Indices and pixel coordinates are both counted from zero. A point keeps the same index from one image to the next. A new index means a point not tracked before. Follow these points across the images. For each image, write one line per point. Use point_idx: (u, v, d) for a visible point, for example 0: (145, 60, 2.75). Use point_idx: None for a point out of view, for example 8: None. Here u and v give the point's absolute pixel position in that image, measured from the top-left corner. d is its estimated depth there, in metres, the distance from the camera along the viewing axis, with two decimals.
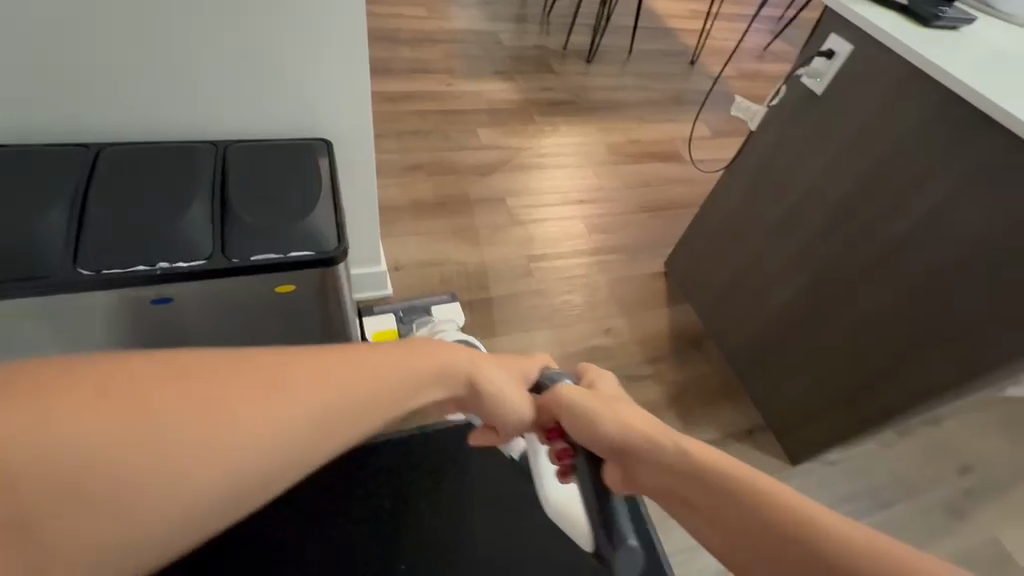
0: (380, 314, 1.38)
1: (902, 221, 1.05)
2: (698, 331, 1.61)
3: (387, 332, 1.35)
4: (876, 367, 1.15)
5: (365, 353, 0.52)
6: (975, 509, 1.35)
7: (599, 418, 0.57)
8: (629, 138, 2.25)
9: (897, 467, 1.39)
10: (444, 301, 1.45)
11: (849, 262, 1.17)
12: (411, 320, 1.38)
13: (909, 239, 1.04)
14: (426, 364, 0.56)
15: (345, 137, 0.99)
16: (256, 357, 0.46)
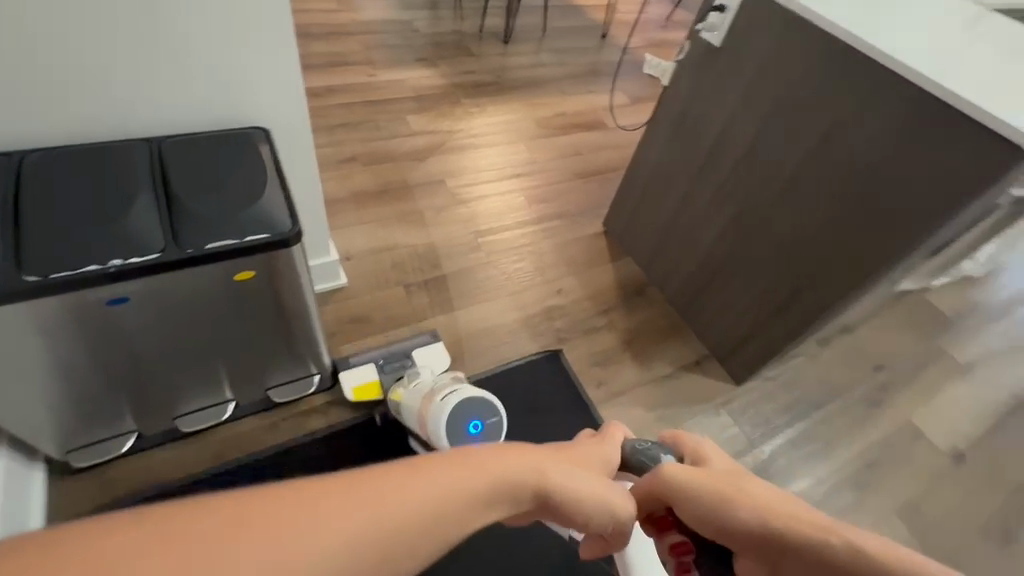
0: (360, 364, 1.29)
1: (799, 150, 1.20)
2: (642, 280, 1.72)
3: (368, 385, 1.25)
4: (792, 283, 1.30)
5: (436, 470, 0.41)
6: (889, 397, 1.57)
7: (703, 513, 0.53)
8: (554, 112, 2.34)
9: (824, 373, 1.58)
10: (426, 343, 1.36)
11: (762, 195, 1.31)
12: (393, 367, 1.29)
13: (807, 167, 1.19)
14: (494, 472, 0.46)
15: (282, 122, 1.00)
16: (313, 484, 0.35)
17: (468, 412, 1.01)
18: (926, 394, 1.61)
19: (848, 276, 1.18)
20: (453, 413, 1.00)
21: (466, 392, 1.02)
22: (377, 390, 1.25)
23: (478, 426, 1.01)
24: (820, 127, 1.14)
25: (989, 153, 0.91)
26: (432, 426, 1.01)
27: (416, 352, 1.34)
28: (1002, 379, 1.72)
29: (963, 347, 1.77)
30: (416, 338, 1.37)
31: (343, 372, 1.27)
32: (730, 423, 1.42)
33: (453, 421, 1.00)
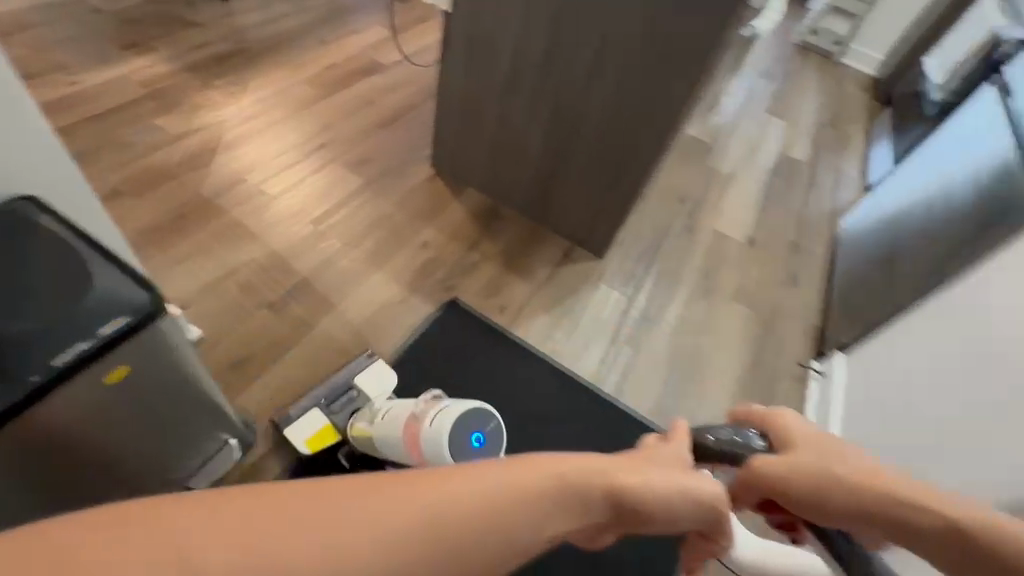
0: (302, 414, 1.19)
1: (585, 42, 1.33)
2: (490, 204, 1.80)
3: (321, 432, 1.18)
4: (615, 161, 1.49)
5: (477, 477, 0.31)
6: (699, 220, 1.99)
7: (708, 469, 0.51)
8: (322, 65, 2.13)
9: (651, 222, 1.92)
10: (364, 363, 1.28)
11: (566, 88, 1.43)
12: (339, 404, 1.23)
13: (597, 50, 1.33)
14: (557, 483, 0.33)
15: (37, 161, 0.75)
16: (332, 484, 0.27)
17: (468, 428, 0.94)
18: (717, 206, 2.08)
19: (655, 141, 1.39)
20: (455, 431, 0.92)
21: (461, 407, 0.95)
22: (332, 434, 1.19)
23: (483, 441, 0.95)
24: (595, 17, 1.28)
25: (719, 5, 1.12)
26: (432, 453, 0.93)
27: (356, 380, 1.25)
28: (754, 175, 2.30)
29: (724, 163, 2.30)
30: (352, 364, 1.28)
31: (286, 429, 1.17)
32: (610, 292, 1.66)
33: (454, 439, 0.92)
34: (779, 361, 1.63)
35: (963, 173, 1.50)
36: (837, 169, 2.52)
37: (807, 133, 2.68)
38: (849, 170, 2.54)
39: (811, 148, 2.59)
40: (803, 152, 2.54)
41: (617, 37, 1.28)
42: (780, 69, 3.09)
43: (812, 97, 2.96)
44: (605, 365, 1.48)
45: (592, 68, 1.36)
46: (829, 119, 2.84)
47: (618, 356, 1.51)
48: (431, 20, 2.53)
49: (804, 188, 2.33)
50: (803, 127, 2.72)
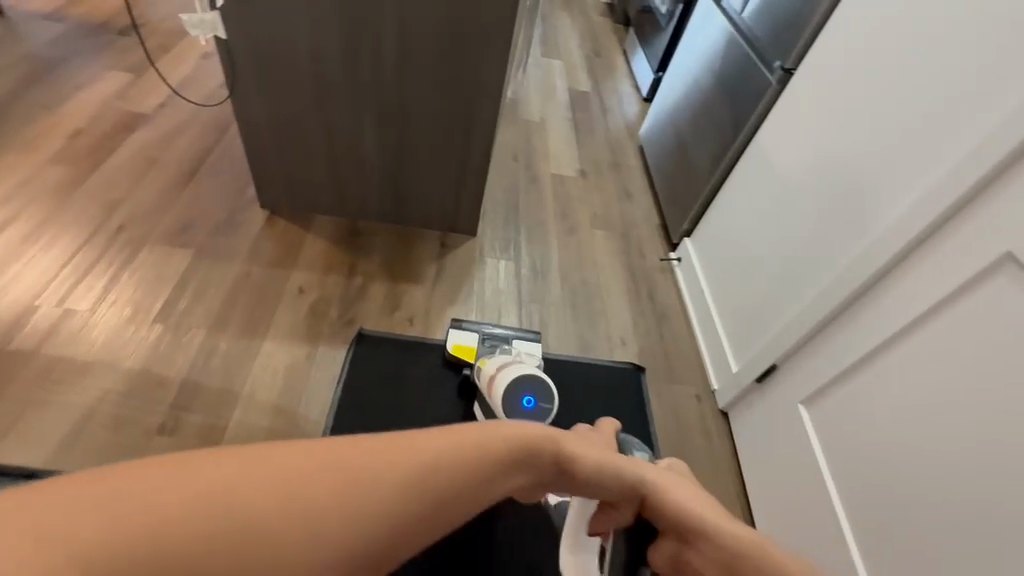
0: (465, 328, 1.40)
1: (388, 40, 1.32)
2: (346, 225, 1.71)
3: (465, 348, 1.35)
4: (455, 144, 1.52)
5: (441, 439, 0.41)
6: (535, 171, 2.16)
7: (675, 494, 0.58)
8: (63, 138, 1.74)
9: (499, 188, 2.03)
10: (526, 333, 1.37)
11: (383, 85, 1.40)
12: (489, 344, 1.34)
13: (402, 41, 1.32)
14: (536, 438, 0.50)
15: None
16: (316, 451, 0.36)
17: (522, 389, 1.08)
18: (544, 153, 2.27)
19: (485, 114, 1.44)
20: (508, 390, 1.07)
21: (523, 371, 1.09)
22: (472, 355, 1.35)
23: (532, 400, 1.06)
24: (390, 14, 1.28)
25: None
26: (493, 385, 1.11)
27: (517, 340, 1.35)
28: (559, 116, 2.53)
29: (532, 113, 2.49)
30: (523, 331, 1.38)
31: (452, 328, 1.41)
32: (497, 262, 1.73)
33: (509, 395, 1.07)
34: (646, 263, 1.91)
35: (711, 64, 1.85)
36: (616, 89, 2.89)
37: (581, 65, 3.00)
38: (625, 88, 2.93)
39: (589, 77, 2.92)
40: (586, 83, 2.85)
41: (418, 27, 1.29)
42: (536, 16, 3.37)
43: (571, 33, 3.30)
44: (524, 328, 1.57)
45: (405, 64, 1.36)
46: (592, 48, 3.21)
47: (530, 315, 1.62)
48: (175, 47, 2.19)
49: (600, 113, 2.64)
50: (576, 61, 3.03)
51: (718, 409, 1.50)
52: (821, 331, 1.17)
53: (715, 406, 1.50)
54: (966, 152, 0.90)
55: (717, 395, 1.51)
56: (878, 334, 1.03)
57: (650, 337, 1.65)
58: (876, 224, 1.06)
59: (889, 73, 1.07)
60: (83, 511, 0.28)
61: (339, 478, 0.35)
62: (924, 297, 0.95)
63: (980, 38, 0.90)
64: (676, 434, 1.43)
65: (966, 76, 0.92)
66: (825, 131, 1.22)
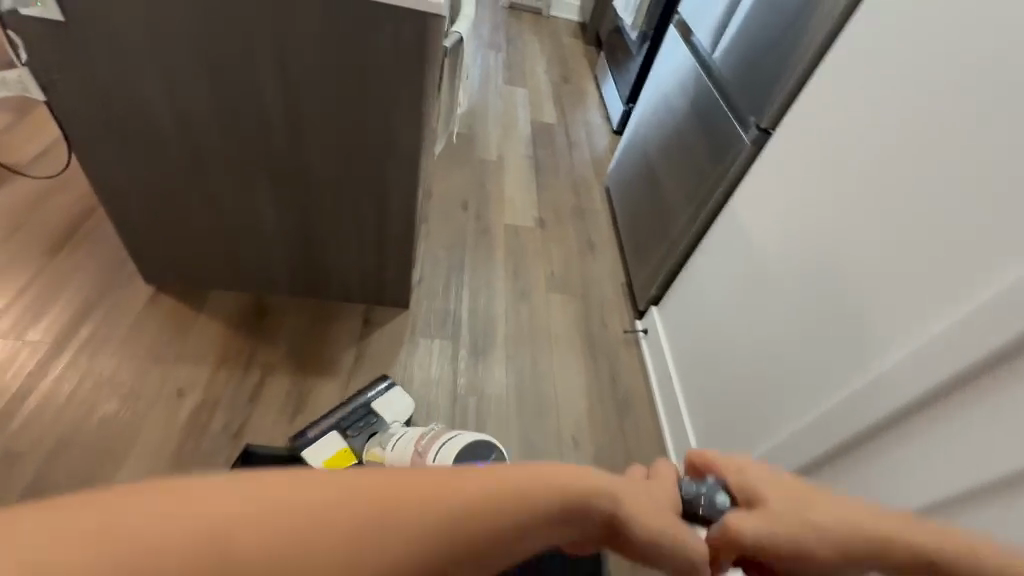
0: (321, 436, 1.14)
1: (269, 99, 1.07)
2: (251, 300, 1.47)
3: (338, 456, 1.11)
4: (370, 210, 1.29)
5: (510, 475, 0.41)
6: (487, 222, 1.91)
7: (805, 509, 0.50)
8: None
9: (442, 245, 1.78)
10: (382, 389, 1.26)
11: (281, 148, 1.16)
12: (357, 427, 1.18)
13: (295, 98, 1.07)
14: (419, 494, 0.36)
15: None
16: (420, 488, 0.37)
17: None
18: (498, 198, 2.02)
19: (407, 178, 1.21)
20: None
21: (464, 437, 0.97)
22: (349, 456, 1.13)
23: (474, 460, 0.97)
24: (267, 72, 1.03)
25: (406, 24, 0.95)
26: None
27: (375, 404, 1.23)
28: (519, 153, 2.29)
29: (487, 151, 2.25)
30: (375, 386, 1.27)
31: (307, 449, 1.11)
32: (431, 343, 1.48)
33: None
34: (608, 333, 1.66)
35: (681, 108, 1.62)
36: (585, 120, 2.66)
37: (547, 93, 2.77)
38: (594, 118, 2.70)
39: (556, 107, 2.68)
40: (552, 113, 2.62)
41: (306, 86, 1.05)
42: (502, 37, 3.15)
43: (538, 57, 3.08)
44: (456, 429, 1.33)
45: (295, 127, 1.12)
46: (560, 74, 2.98)
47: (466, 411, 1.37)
48: None
49: (566, 148, 2.40)
50: (542, 88, 2.80)
51: None
52: (824, 468, 0.95)
53: None
54: (995, 293, 0.68)
55: None
56: (891, 499, 0.80)
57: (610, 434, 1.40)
58: (881, 359, 0.84)
59: (895, 158, 0.85)
60: (91, 539, 0.27)
61: (438, 516, 0.36)
62: (953, 468, 0.72)
63: (1006, 139, 0.69)
64: (638, 567, 1.19)
65: (998, 184, 0.69)
66: (816, 217, 1.00)
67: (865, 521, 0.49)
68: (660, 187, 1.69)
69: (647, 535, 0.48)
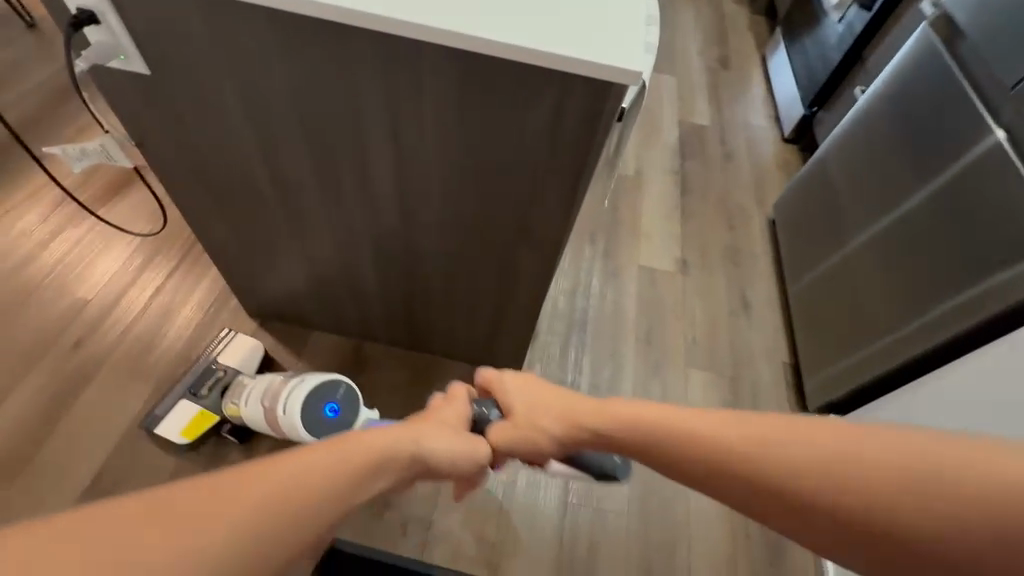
0: (172, 407, 1.17)
1: (382, 161, 0.86)
2: (349, 346, 1.34)
3: (194, 422, 1.16)
4: (488, 282, 1.06)
5: (363, 435, 0.56)
6: (617, 260, 1.61)
7: (539, 419, 0.74)
8: (47, 199, 1.45)
9: (562, 291, 1.52)
10: (225, 339, 1.26)
11: (398, 212, 0.97)
12: (207, 386, 1.20)
13: (422, 165, 0.85)
14: (351, 454, 0.51)
15: None
16: (325, 456, 0.49)
17: (324, 398, 1.03)
18: (632, 230, 1.69)
19: (538, 258, 0.96)
20: (310, 403, 1.01)
21: (316, 379, 1.03)
22: (206, 415, 1.17)
23: (339, 409, 1.03)
24: (381, 132, 0.81)
25: (574, 91, 0.67)
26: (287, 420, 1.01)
27: (221, 356, 1.23)
28: (661, 166, 1.90)
29: (623, 161, 1.90)
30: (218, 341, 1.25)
31: (160, 427, 1.15)
32: None
33: (309, 414, 1.01)
34: None
35: (909, 141, 1.19)
36: (745, 122, 2.15)
37: (701, 83, 2.29)
38: (758, 119, 2.18)
39: (710, 102, 2.21)
40: (704, 112, 2.15)
41: (426, 150, 0.82)
42: None
43: (692, 33, 2.55)
44: (564, 549, 1.11)
45: (412, 192, 0.91)
46: (718, 57, 2.45)
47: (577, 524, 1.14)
48: None
49: (720, 161, 1.96)
50: (693, 76, 2.32)
51: None
52: None
53: None
54: None
55: None
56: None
57: None
58: None
59: None
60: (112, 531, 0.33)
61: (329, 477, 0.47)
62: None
63: None
64: None
65: None
66: None
67: (580, 422, 0.69)
68: (852, 239, 1.31)
69: (427, 456, 0.65)
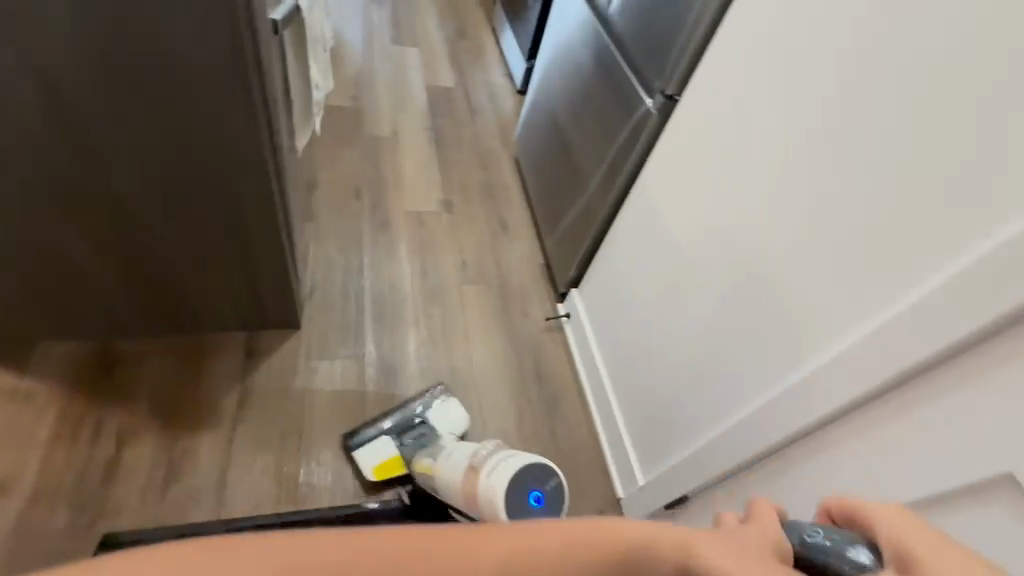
0: (370, 443, 1.18)
1: (40, 109, 0.83)
2: (91, 349, 1.20)
3: (388, 462, 1.18)
4: (222, 232, 1.07)
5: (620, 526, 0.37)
6: (385, 210, 1.71)
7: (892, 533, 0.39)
8: None
9: (335, 246, 1.56)
10: (432, 402, 1.26)
11: (84, 162, 0.91)
12: (412, 437, 1.20)
13: (84, 95, 0.83)
14: (313, 560, 0.31)
15: None
16: (557, 538, 0.36)
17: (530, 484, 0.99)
18: (394, 183, 1.80)
19: (254, 184, 0.99)
20: (515, 481, 0.98)
21: (524, 461, 1.00)
22: (400, 464, 1.18)
23: (542, 499, 0.99)
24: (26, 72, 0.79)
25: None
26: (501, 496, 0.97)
27: (432, 416, 1.23)
28: (417, 126, 2.05)
29: (379, 125, 2.00)
30: (427, 398, 1.27)
31: (355, 454, 1.17)
32: (332, 364, 1.31)
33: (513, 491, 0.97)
34: (531, 325, 1.56)
35: (588, 87, 1.47)
36: (486, 82, 2.43)
37: (443, 53, 2.50)
38: (496, 78, 2.47)
39: (453, 67, 2.43)
40: (449, 76, 2.37)
41: (88, 89, 0.82)
42: None
43: (429, 10, 2.76)
44: None
45: (93, 142, 0.89)
46: (456, 29, 2.70)
47: None
48: None
49: (467, 114, 2.20)
50: (435, 46, 2.53)
51: None
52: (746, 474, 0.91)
53: None
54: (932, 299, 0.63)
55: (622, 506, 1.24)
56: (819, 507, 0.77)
57: (540, 439, 1.35)
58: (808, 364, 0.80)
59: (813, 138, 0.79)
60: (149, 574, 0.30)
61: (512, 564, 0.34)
62: (891, 479, 0.67)
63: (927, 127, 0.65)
64: None
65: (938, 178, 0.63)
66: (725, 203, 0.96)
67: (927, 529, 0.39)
68: (584, 181, 1.48)
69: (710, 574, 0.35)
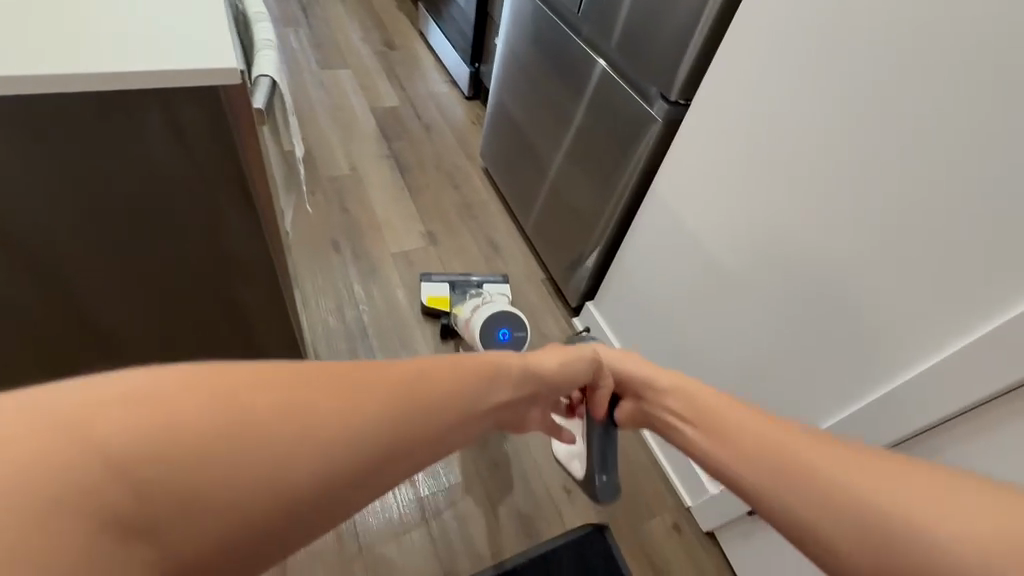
0: (434, 281, 1.51)
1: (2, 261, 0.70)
2: None
3: (438, 298, 1.47)
4: (229, 342, 0.95)
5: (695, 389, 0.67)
6: (370, 256, 1.59)
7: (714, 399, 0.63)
8: None
9: (328, 308, 1.45)
10: (496, 279, 1.53)
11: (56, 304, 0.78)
12: (459, 289, 1.48)
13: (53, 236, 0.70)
14: (301, 390, 0.38)
15: None
16: (465, 367, 0.51)
17: (499, 324, 1.26)
18: (371, 224, 1.68)
19: (260, 291, 0.87)
20: (488, 319, 1.26)
21: (497, 309, 1.28)
22: (445, 303, 1.46)
23: (507, 334, 1.25)
24: None
25: (168, 110, 0.61)
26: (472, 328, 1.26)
27: (488, 283, 1.52)
28: (373, 155, 1.92)
29: (335, 163, 1.86)
30: (493, 279, 1.53)
31: (423, 283, 1.50)
32: None
33: (485, 331, 1.25)
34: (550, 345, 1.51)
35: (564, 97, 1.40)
36: (431, 92, 2.30)
37: (377, 69, 2.34)
38: (440, 87, 2.35)
39: (391, 82, 2.29)
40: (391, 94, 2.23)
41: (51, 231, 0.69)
42: (296, 8, 2.59)
43: (348, 25, 2.57)
44: (437, 541, 1.11)
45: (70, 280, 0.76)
46: (383, 40, 2.53)
47: (440, 514, 1.15)
48: None
49: (422, 132, 2.08)
50: (366, 63, 2.36)
51: (703, 530, 1.22)
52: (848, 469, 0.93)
53: (698, 529, 1.23)
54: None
55: (695, 515, 1.23)
56: None
57: None
58: (902, 360, 0.79)
59: (859, 136, 0.78)
60: (126, 417, 0.32)
61: (454, 383, 0.48)
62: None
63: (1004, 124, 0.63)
64: None
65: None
66: (766, 206, 0.94)
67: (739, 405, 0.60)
68: (577, 191, 1.42)
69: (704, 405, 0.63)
